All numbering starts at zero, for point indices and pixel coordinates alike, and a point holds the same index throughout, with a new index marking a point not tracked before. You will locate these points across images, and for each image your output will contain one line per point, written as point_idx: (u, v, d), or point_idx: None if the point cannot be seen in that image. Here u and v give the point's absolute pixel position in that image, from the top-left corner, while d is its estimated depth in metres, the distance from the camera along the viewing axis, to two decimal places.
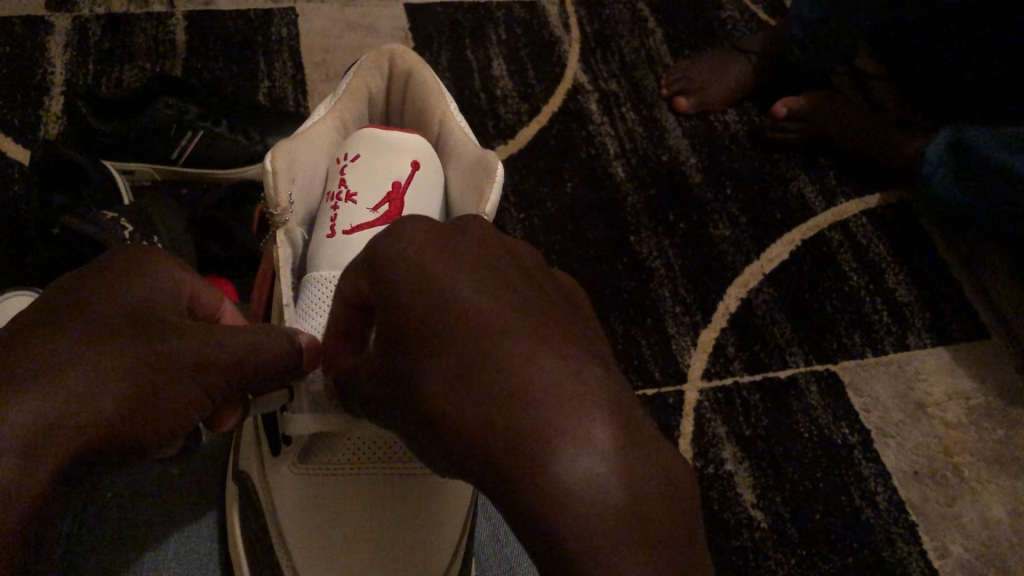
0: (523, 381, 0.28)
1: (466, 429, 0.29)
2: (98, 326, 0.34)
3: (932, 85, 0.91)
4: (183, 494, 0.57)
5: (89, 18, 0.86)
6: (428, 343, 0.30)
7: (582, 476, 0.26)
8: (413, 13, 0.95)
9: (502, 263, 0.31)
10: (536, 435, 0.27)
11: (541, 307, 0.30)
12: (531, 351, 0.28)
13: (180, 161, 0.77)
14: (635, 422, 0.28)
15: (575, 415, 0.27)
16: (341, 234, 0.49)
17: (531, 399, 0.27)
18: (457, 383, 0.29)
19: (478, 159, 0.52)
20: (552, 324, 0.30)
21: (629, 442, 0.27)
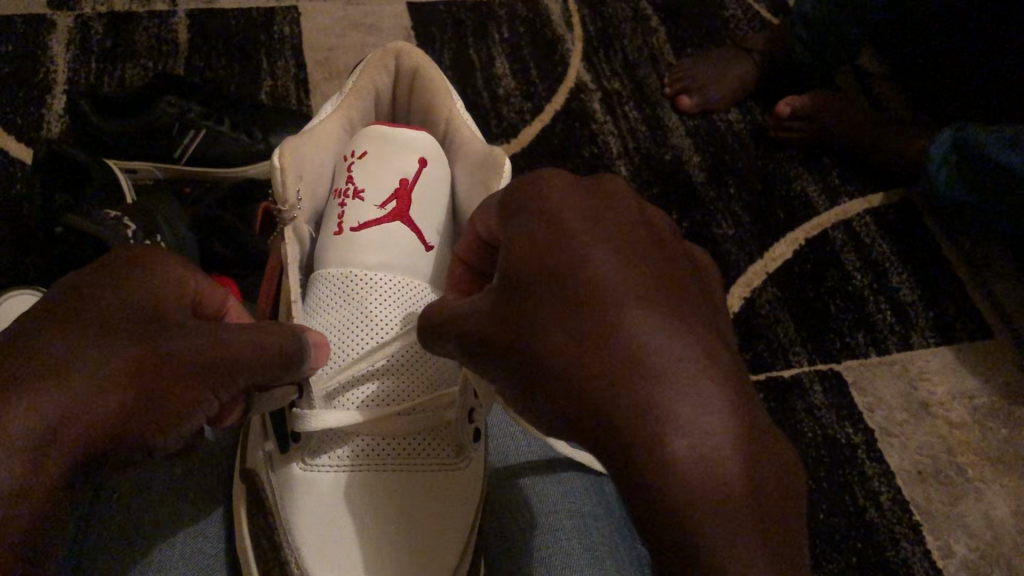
0: (648, 352, 0.26)
1: (573, 387, 0.27)
2: (101, 327, 0.33)
3: (937, 84, 0.91)
4: (186, 493, 0.57)
5: (91, 16, 0.86)
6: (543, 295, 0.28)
7: (701, 464, 0.24)
8: (415, 12, 0.94)
9: (631, 225, 0.29)
10: (659, 411, 0.25)
11: (668, 273, 0.28)
12: (662, 321, 0.26)
13: (182, 160, 0.77)
14: (757, 412, 0.26)
15: (705, 398, 0.25)
16: (348, 231, 0.50)
17: (657, 373, 0.25)
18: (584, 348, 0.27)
19: (485, 156, 0.51)
20: (683, 293, 0.27)
21: (752, 436, 0.25)
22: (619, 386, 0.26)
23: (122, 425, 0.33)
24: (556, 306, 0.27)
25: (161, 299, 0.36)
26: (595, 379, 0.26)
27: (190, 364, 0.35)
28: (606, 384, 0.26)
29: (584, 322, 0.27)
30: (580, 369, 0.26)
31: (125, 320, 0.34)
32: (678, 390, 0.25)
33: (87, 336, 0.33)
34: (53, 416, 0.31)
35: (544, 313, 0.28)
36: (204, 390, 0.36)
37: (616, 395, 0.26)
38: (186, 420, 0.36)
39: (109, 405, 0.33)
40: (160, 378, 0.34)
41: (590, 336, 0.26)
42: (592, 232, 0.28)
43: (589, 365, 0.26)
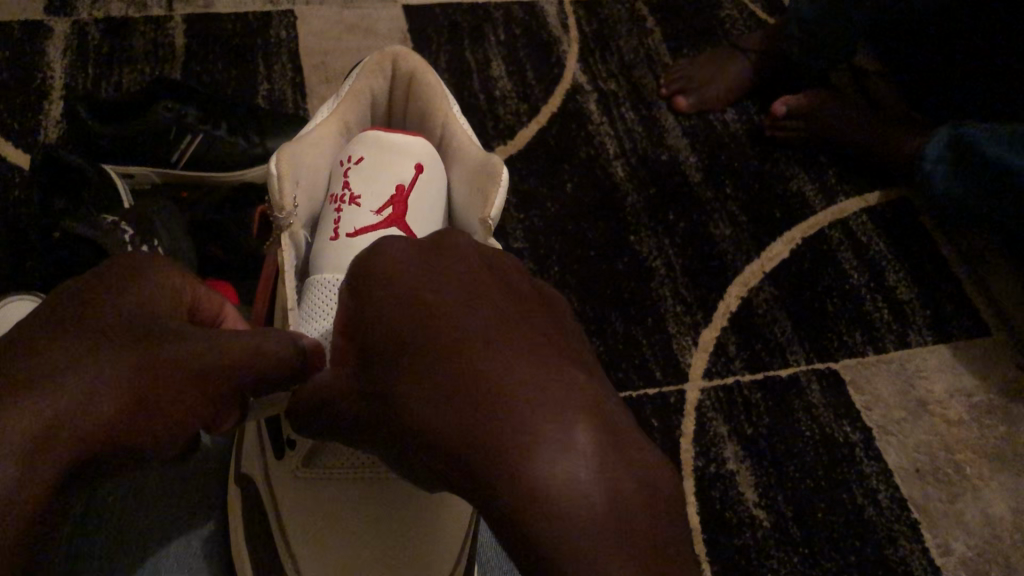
0: (501, 393, 0.30)
1: (442, 433, 0.31)
2: (90, 336, 0.33)
3: (932, 83, 0.91)
4: (184, 498, 0.57)
5: (87, 21, 0.86)
6: (416, 362, 0.32)
7: (556, 475, 0.28)
8: (412, 15, 0.95)
9: (484, 281, 0.34)
10: (515, 441, 0.29)
11: (516, 321, 0.32)
12: (511, 364, 0.31)
13: (180, 164, 0.77)
14: (611, 423, 0.30)
15: (553, 420, 0.29)
16: (345, 237, 0.50)
17: (517, 409, 0.29)
18: (443, 397, 0.31)
19: (482, 163, 0.52)
20: (532, 338, 0.32)
21: (604, 443, 0.29)
22: (482, 430, 0.30)
23: (113, 433, 0.33)
24: (421, 370, 0.32)
25: (155, 307, 0.36)
26: (461, 429, 0.30)
27: (182, 371, 0.35)
28: (470, 430, 0.30)
29: (446, 380, 0.31)
30: (448, 423, 0.31)
31: (116, 330, 0.34)
32: (526, 413, 0.29)
33: (76, 345, 0.33)
34: (50, 419, 0.31)
35: (413, 380, 0.32)
36: (198, 398, 0.36)
37: (480, 438, 0.30)
38: (184, 425, 0.36)
39: (98, 414, 0.33)
40: (150, 387, 0.34)
41: (455, 389, 0.31)
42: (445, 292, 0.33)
43: (455, 417, 0.31)
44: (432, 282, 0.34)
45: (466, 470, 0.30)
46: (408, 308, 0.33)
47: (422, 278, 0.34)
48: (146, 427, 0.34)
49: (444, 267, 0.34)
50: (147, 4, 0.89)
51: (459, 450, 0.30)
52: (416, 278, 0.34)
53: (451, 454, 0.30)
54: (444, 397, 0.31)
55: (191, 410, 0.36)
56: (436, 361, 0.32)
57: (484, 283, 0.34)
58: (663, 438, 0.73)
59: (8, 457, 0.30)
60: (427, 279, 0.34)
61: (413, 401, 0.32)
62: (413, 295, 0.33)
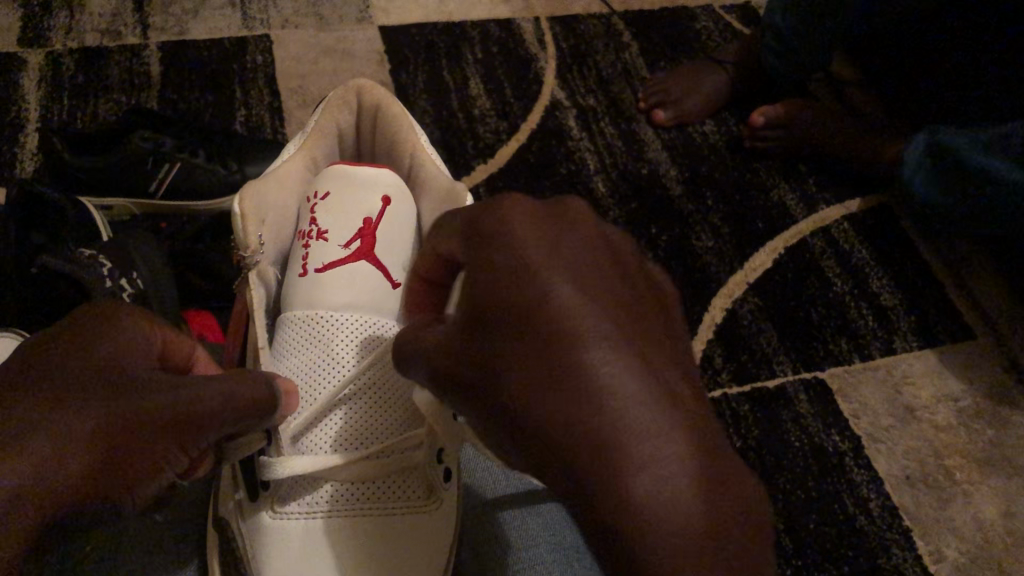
0: (625, 394, 0.24)
1: (531, 418, 0.25)
2: (57, 390, 0.33)
3: (907, 90, 0.92)
4: (167, 541, 0.57)
5: (61, 52, 0.86)
6: (513, 328, 0.26)
7: (663, 510, 0.23)
8: (388, 36, 0.95)
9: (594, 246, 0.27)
10: (624, 453, 0.23)
11: (632, 304, 0.26)
12: (628, 360, 0.24)
13: (157, 194, 0.76)
14: (722, 457, 0.24)
15: (668, 441, 0.23)
16: (313, 273, 0.50)
17: (624, 417, 0.24)
18: (537, 377, 0.25)
19: (449, 194, 0.52)
20: (650, 330, 0.26)
21: (721, 491, 0.23)
22: (585, 430, 0.24)
23: (79, 489, 0.33)
24: (524, 338, 0.26)
25: (124, 356, 0.36)
26: (558, 422, 0.25)
27: (151, 422, 0.35)
28: (571, 426, 0.24)
29: (543, 361, 0.25)
30: (540, 409, 0.25)
31: (83, 383, 0.34)
32: (639, 425, 0.23)
33: (43, 400, 0.32)
34: (43, 470, 0.31)
35: (505, 347, 0.26)
36: (176, 448, 0.36)
37: (581, 440, 0.24)
38: (160, 473, 0.36)
39: (66, 468, 0.32)
40: (118, 439, 0.34)
41: (554, 376, 0.25)
42: (555, 251, 0.27)
43: (551, 406, 0.25)
44: (537, 237, 0.27)
45: (554, 464, 0.25)
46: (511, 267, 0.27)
47: (536, 232, 0.27)
48: (113, 480, 0.34)
49: (567, 226, 0.28)
50: (122, 34, 0.89)
51: (551, 443, 0.25)
52: (527, 230, 0.27)
53: (549, 445, 0.25)
54: (543, 377, 0.25)
55: (168, 459, 0.36)
56: (536, 333, 0.25)
57: (606, 254, 0.27)
58: None
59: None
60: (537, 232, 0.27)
61: (503, 373, 0.26)
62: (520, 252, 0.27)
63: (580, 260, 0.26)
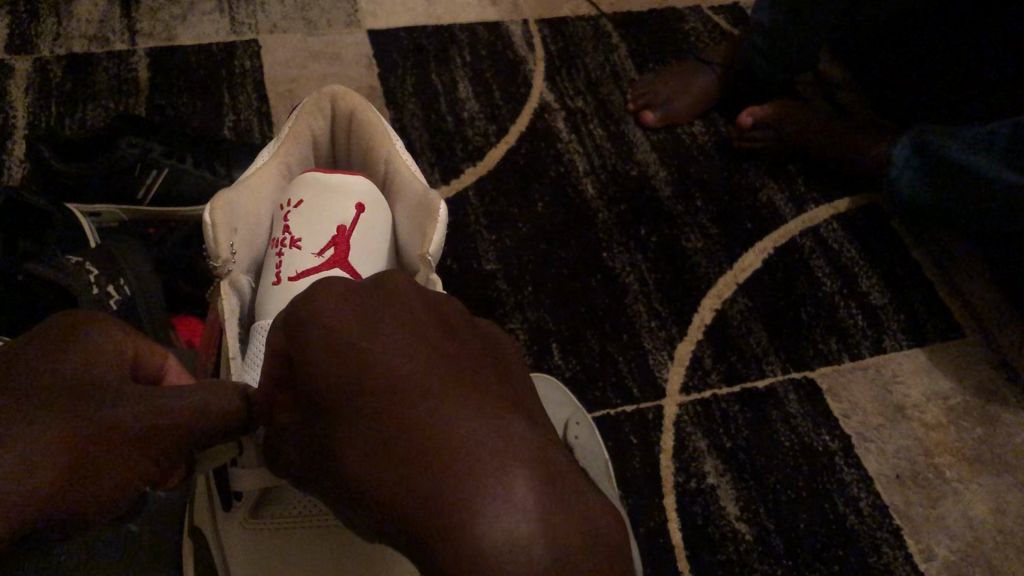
0: (440, 439, 0.27)
1: (371, 481, 0.28)
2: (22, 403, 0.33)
3: (894, 90, 0.92)
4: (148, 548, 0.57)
5: (49, 59, 0.86)
6: (347, 404, 0.29)
7: (504, 531, 0.25)
8: (376, 39, 0.95)
9: (406, 313, 0.31)
10: (459, 487, 0.26)
11: (448, 357, 0.29)
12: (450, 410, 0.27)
13: (147, 201, 0.77)
14: (551, 468, 0.27)
15: (496, 470, 0.26)
16: (286, 281, 0.49)
17: (446, 453, 0.26)
18: (371, 443, 0.28)
19: (423, 201, 0.52)
20: (474, 380, 0.29)
21: (550, 495, 0.26)
22: (423, 480, 0.26)
23: (47, 500, 0.33)
24: (354, 411, 0.29)
25: (95, 367, 0.36)
26: (392, 480, 0.27)
27: (117, 437, 0.35)
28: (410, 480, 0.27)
29: (377, 432, 0.28)
30: (385, 474, 0.27)
31: (51, 396, 0.34)
32: (460, 457, 0.26)
33: (9, 413, 0.32)
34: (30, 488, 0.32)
35: (345, 422, 0.29)
36: (148, 464, 0.36)
37: (421, 489, 0.26)
38: (132, 489, 0.36)
39: (33, 480, 0.32)
40: (80, 454, 0.34)
41: (389, 438, 0.28)
42: (367, 324, 0.30)
43: (393, 466, 0.27)
44: (353, 316, 0.30)
45: (402, 525, 0.27)
46: (338, 348, 0.29)
47: (348, 311, 0.30)
48: (87, 491, 0.34)
49: (377, 301, 0.31)
50: (110, 40, 0.89)
51: (398, 503, 0.27)
52: (337, 312, 0.30)
53: (388, 501, 0.27)
54: (375, 444, 0.28)
55: (140, 474, 0.36)
56: (364, 403, 0.29)
57: (414, 318, 0.31)
58: (641, 455, 0.73)
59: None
60: (350, 310, 0.30)
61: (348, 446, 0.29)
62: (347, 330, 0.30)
63: (391, 329, 0.30)
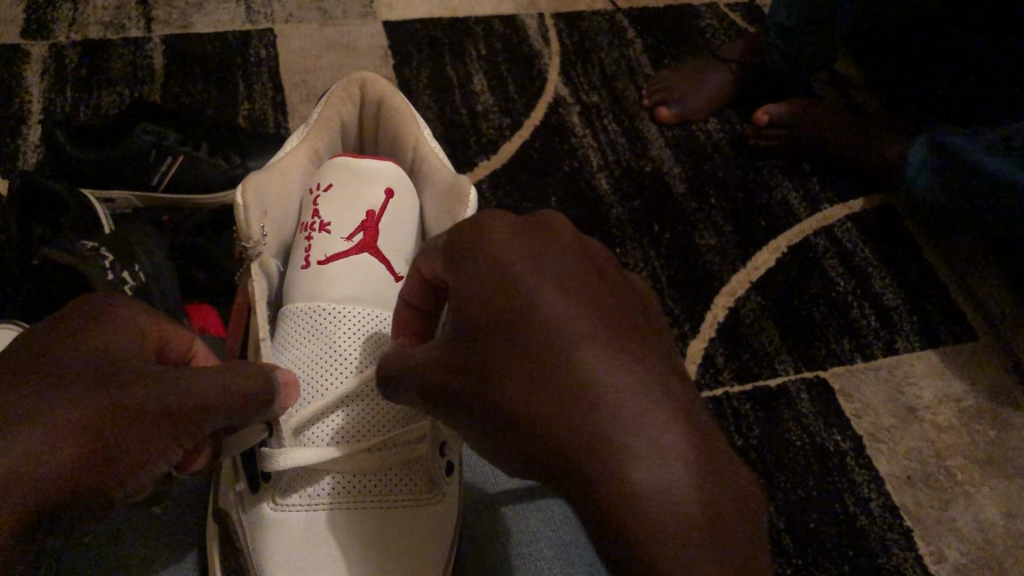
0: (601, 386, 0.27)
1: (520, 418, 0.28)
2: (45, 382, 0.33)
3: (911, 91, 0.91)
4: (160, 534, 0.57)
5: (65, 44, 0.86)
6: (499, 339, 0.29)
7: (659, 489, 0.25)
8: (391, 31, 0.94)
9: (570, 256, 0.30)
10: (620, 438, 0.26)
11: (611, 303, 0.29)
12: (609, 360, 0.27)
13: (160, 188, 0.76)
14: (708, 436, 0.27)
15: (658, 422, 0.26)
16: (315, 265, 0.50)
17: (606, 401, 0.27)
18: (526, 379, 0.28)
19: (453, 186, 0.52)
20: (631, 329, 0.29)
21: (704, 460, 0.26)
22: (576, 424, 0.27)
23: (72, 474, 0.33)
24: (507, 346, 0.29)
25: (121, 349, 0.36)
26: (545, 418, 0.28)
27: (140, 413, 0.35)
28: (563, 425, 0.27)
29: (531, 370, 0.28)
30: (539, 408, 0.28)
31: (77, 376, 0.34)
32: (622, 411, 0.26)
33: (37, 391, 0.33)
34: (57, 463, 0.32)
35: (495, 354, 0.29)
36: (174, 443, 0.36)
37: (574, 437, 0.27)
38: (159, 468, 0.36)
39: (58, 454, 0.32)
40: (104, 429, 0.34)
41: (544, 377, 0.28)
42: (534, 262, 0.29)
43: (543, 403, 0.28)
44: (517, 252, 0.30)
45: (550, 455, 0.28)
46: (494, 289, 0.29)
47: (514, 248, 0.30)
48: (116, 468, 0.34)
49: (543, 240, 0.30)
50: (126, 26, 0.89)
51: (546, 438, 0.28)
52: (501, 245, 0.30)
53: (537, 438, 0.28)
54: (528, 379, 0.28)
55: (168, 453, 0.36)
56: (518, 341, 0.29)
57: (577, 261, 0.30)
58: None
59: (16, 499, 0.31)
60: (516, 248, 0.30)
61: (494, 385, 0.29)
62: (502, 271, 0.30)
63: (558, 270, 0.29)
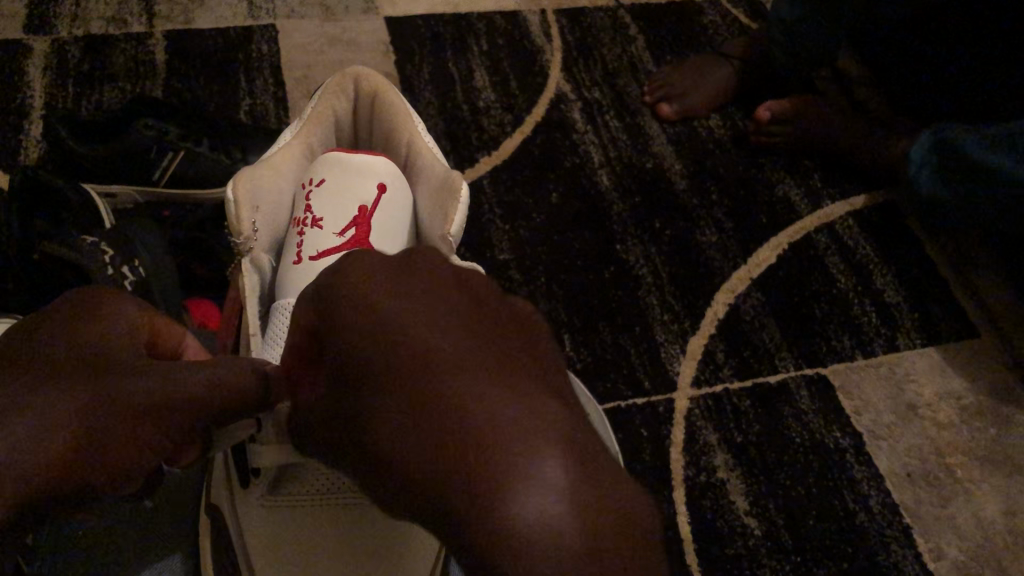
0: (471, 417, 0.28)
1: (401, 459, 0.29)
2: (26, 377, 0.33)
3: (914, 87, 0.91)
4: (155, 529, 0.57)
5: (67, 40, 0.86)
6: (383, 382, 0.30)
7: (528, 514, 0.26)
8: (393, 27, 0.94)
9: (448, 298, 0.32)
10: (492, 464, 0.27)
11: (485, 339, 0.31)
12: (487, 396, 0.29)
13: (163, 182, 0.76)
14: (584, 453, 0.28)
15: (526, 447, 0.27)
16: (307, 260, 0.50)
17: (476, 430, 0.28)
18: (407, 418, 0.29)
19: (445, 182, 0.52)
20: (504, 359, 0.30)
21: (579, 475, 0.27)
22: (450, 456, 0.28)
23: (51, 468, 0.33)
24: (390, 387, 0.30)
25: (106, 342, 0.36)
26: (424, 455, 0.28)
27: (123, 407, 0.35)
28: (443, 461, 0.28)
29: (410, 406, 0.29)
30: (420, 445, 0.29)
31: (56, 367, 0.34)
32: (494, 439, 0.27)
33: (14, 381, 0.33)
34: (31, 452, 0.32)
35: (378, 396, 0.30)
36: (158, 437, 0.36)
37: (454, 471, 0.28)
38: (141, 462, 0.36)
39: (35, 448, 0.32)
40: (82, 422, 0.34)
41: (422, 414, 0.29)
42: (410, 307, 0.31)
43: (422, 440, 0.29)
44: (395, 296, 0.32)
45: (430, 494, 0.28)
46: (371, 333, 0.31)
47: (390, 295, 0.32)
48: (95, 460, 0.34)
49: (419, 285, 0.32)
50: (128, 22, 0.89)
51: (427, 475, 0.28)
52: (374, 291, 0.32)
53: (416, 476, 0.29)
54: (407, 419, 0.29)
55: (150, 447, 0.36)
56: (397, 380, 0.30)
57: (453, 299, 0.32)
58: (652, 448, 0.72)
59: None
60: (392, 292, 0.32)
61: (383, 426, 0.30)
62: (381, 312, 0.31)
63: (432, 312, 0.31)
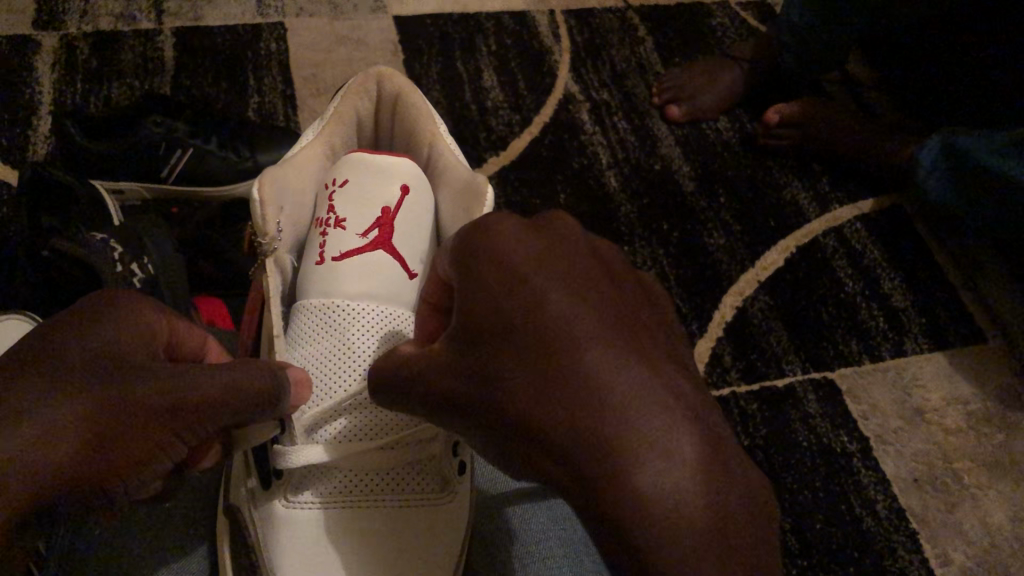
0: (610, 387, 0.27)
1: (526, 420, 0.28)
2: (55, 376, 0.33)
3: (922, 91, 0.91)
4: (169, 527, 0.58)
5: (76, 35, 0.86)
6: (511, 338, 0.28)
7: (669, 496, 0.25)
8: (402, 26, 0.94)
9: (578, 254, 0.30)
10: (633, 440, 0.26)
11: (619, 301, 0.29)
12: (622, 363, 0.27)
13: (170, 179, 0.76)
14: (720, 438, 0.27)
15: (666, 425, 0.26)
16: (330, 261, 0.50)
17: (614, 400, 0.26)
18: (536, 377, 0.28)
19: (469, 184, 0.52)
20: (640, 325, 0.29)
21: (716, 460, 0.26)
22: (585, 425, 0.27)
23: (73, 467, 0.33)
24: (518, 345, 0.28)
25: (130, 344, 0.36)
26: (554, 419, 0.27)
27: (148, 407, 0.35)
28: (577, 436, 0.27)
29: (543, 365, 0.28)
30: (551, 406, 0.27)
31: (86, 369, 0.34)
32: (634, 414, 0.26)
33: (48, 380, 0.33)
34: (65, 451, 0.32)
35: (503, 353, 0.29)
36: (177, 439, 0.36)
37: (587, 440, 0.26)
38: (160, 462, 0.36)
39: (53, 449, 0.32)
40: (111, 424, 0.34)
41: (556, 377, 0.27)
42: (543, 260, 0.29)
43: (551, 401, 0.27)
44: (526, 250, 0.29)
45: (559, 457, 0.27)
46: (500, 283, 0.29)
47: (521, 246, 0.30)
48: (120, 462, 0.34)
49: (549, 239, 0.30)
50: (136, 18, 0.89)
51: (555, 439, 0.27)
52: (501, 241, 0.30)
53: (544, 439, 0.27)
54: (535, 379, 0.28)
55: (170, 448, 0.36)
56: (525, 340, 0.28)
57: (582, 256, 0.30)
58: None
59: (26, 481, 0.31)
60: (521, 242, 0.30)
61: (507, 394, 0.28)
62: (512, 264, 0.29)
63: (563, 268, 0.29)
